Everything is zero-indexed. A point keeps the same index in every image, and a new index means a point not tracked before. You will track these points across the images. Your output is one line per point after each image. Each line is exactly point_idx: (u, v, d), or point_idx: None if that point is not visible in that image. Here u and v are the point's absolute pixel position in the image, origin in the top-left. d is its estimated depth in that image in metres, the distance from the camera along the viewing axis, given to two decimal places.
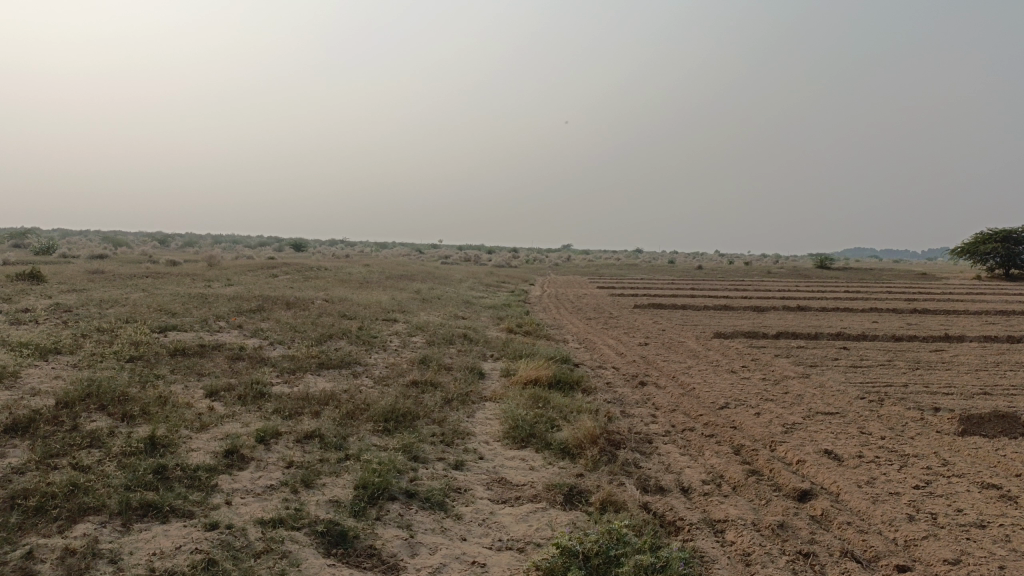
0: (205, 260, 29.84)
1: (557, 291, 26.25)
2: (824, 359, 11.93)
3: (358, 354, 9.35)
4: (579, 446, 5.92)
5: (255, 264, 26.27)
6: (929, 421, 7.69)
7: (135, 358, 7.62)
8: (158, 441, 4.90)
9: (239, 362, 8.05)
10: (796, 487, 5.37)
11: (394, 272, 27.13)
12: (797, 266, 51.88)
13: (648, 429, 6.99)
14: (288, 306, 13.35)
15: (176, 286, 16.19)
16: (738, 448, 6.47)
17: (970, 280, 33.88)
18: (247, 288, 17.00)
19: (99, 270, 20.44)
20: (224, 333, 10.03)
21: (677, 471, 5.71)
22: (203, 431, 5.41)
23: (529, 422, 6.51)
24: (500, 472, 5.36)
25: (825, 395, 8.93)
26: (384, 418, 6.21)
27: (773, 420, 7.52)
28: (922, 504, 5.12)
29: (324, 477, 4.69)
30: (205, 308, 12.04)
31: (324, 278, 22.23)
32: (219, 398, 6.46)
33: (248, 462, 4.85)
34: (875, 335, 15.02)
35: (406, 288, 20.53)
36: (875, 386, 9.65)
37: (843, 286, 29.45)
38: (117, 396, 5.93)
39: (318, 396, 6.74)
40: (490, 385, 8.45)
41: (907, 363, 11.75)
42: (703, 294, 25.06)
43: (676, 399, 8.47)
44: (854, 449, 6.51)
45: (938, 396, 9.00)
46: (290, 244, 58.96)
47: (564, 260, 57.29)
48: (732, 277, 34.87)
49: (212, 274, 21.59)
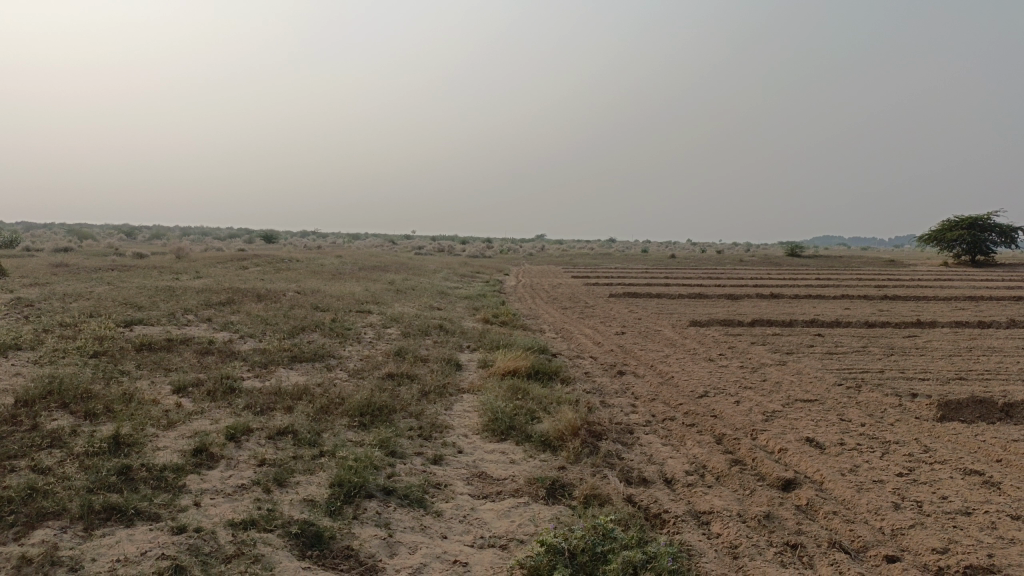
0: (173, 252, 29.33)
1: (532, 280, 26.15)
2: (800, 346, 11.95)
3: (332, 346, 9.15)
4: (560, 438, 5.81)
5: (224, 257, 25.80)
6: (908, 407, 7.69)
7: (99, 353, 7.36)
8: (122, 441, 4.69)
9: (208, 356, 7.82)
10: (780, 476, 5.30)
11: (368, 263, 26.88)
12: (768, 254, 52.32)
13: (629, 420, 6.90)
14: (259, 299, 13.08)
15: (143, 279, 15.81)
16: (720, 437, 6.40)
17: (938, 267, 34.40)
18: (217, 280, 16.65)
19: (63, 263, 19.96)
20: (192, 327, 9.75)
21: (660, 462, 5.61)
22: (170, 429, 5.20)
23: (509, 415, 6.38)
24: (480, 466, 5.22)
25: (803, 382, 8.92)
26: (359, 413, 6.04)
27: (753, 408, 7.47)
28: (907, 491, 5.08)
29: (298, 475, 4.52)
30: (173, 301, 11.73)
31: (296, 269, 21.93)
32: (186, 394, 6.24)
33: (218, 460, 4.66)
34: (848, 322, 15.11)
35: (380, 279, 20.32)
36: (852, 373, 9.65)
37: (814, 274, 29.73)
38: (79, 394, 5.69)
39: (291, 390, 6.54)
40: (467, 376, 8.31)
41: (882, 349, 11.81)
42: (676, 282, 25.10)
43: (656, 388, 8.40)
44: (836, 436, 6.47)
45: (915, 382, 9.03)
46: (261, 237, 58.17)
47: (537, 249, 57.32)
48: (705, 266, 35.03)
49: (180, 266, 21.18)
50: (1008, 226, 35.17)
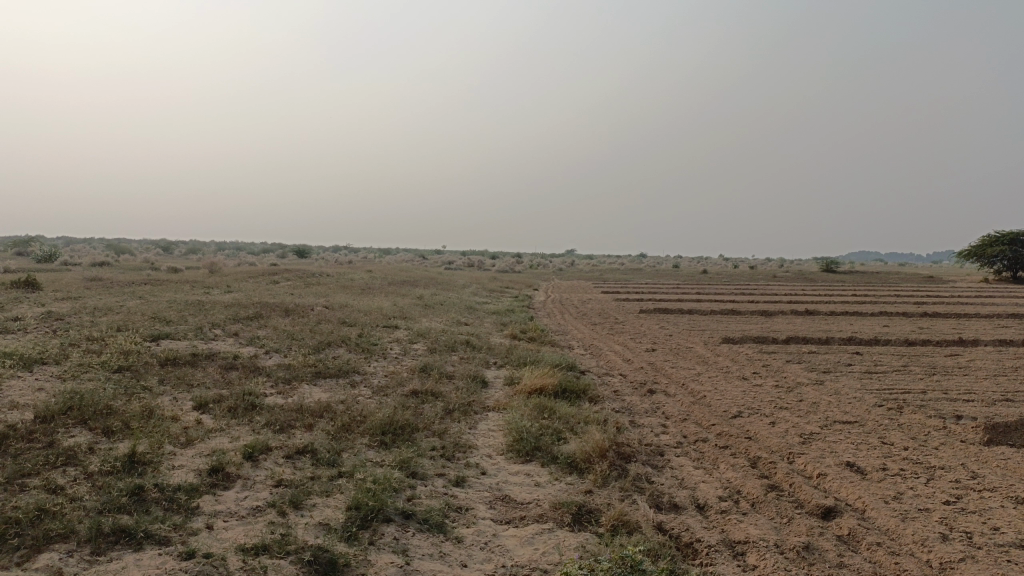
0: (206, 267, 29.74)
1: (561, 296, 25.96)
2: (837, 365, 11.57)
3: (357, 362, 9.04)
4: (587, 460, 5.59)
5: (255, 272, 25.98)
6: (952, 430, 7.35)
7: (123, 368, 7.32)
8: (138, 459, 4.59)
9: (232, 372, 7.74)
10: (820, 504, 5.03)
11: (398, 278, 26.92)
12: (803, 270, 51.45)
13: (659, 441, 6.67)
14: (286, 314, 13.07)
15: (175, 294, 15.93)
16: (755, 461, 6.13)
17: (979, 283, 33.48)
18: (247, 294, 16.74)
19: (99, 278, 20.26)
20: (218, 341, 9.72)
21: (691, 487, 5.37)
22: (188, 447, 5.10)
23: (535, 435, 6.19)
24: (503, 489, 5.03)
25: (841, 402, 8.59)
26: (381, 431, 5.90)
27: (790, 430, 7.18)
28: (955, 521, 4.78)
29: (314, 497, 4.37)
30: (201, 316, 11.74)
31: (327, 284, 21.99)
32: (208, 411, 6.15)
33: (234, 480, 4.54)
34: (887, 340, 14.66)
35: (409, 294, 20.30)
36: (893, 393, 9.29)
37: (850, 291, 29.14)
38: (100, 410, 5.63)
39: (313, 407, 6.42)
40: (493, 394, 8.14)
41: (923, 369, 11.39)
42: (708, 298, 24.72)
43: (687, 408, 8.14)
44: (877, 461, 6.16)
45: (960, 404, 8.65)
46: (293, 253, 58.71)
47: (567, 264, 57.20)
48: (737, 281, 34.52)
49: (212, 280, 21.33)
50: None
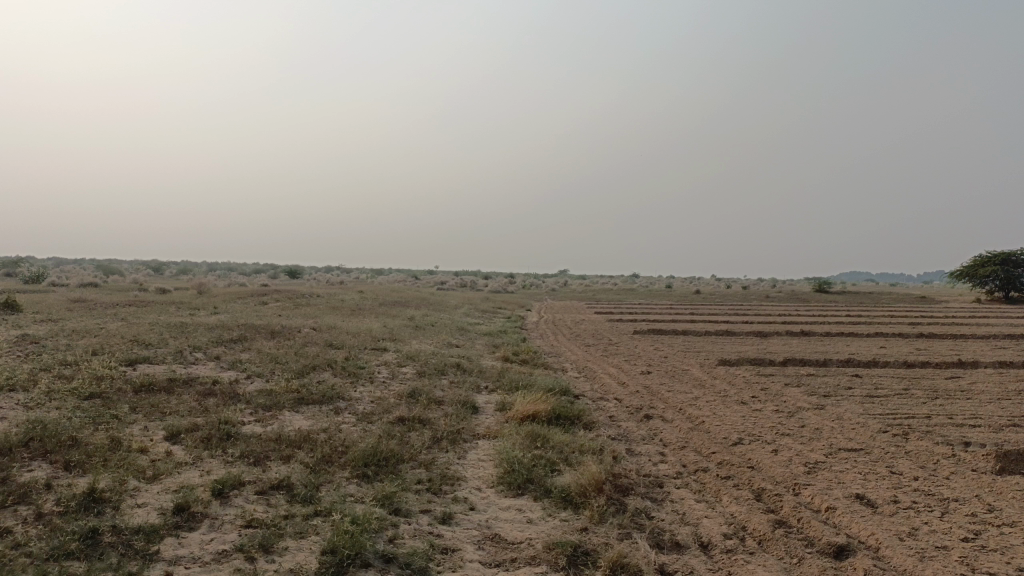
0: (194, 287, 29.35)
1: (553, 316, 25.69)
2: (837, 388, 11.28)
3: (342, 387, 8.69)
4: (583, 494, 5.25)
5: (244, 293, 25.49)
6: (962, 458, 7.04)
7: (95, 395, 6.96)
8: (98, 497, 4.24)
9: (210, 399, 7.38)
10: (831, 542, 4.71)
11: (390, 299, 26.55)
12: (795, 290, 51.37)
13: (658, 471, 6.34)
14: (272, 336, 12.71)
15: (158, 315, 15.50)
16: (759, 493, 5.81)
17: (972, 303, 33.40)
18: (233, 316, 16.31)
19: (82, 299, 19.81)
20: (199, 366, 9.35)
21: (694, 523, 5.04)
22: (154, 482, 4.75)
23: (527, 466, 5.85)
24: (493, 527, 4.69)
25: (845, 428, 8.28)
26: (364, 462, 5.55)
27: (793, 458, 6.86)
28: (977, 561, 4.45)
29: (287, 539, 4.03)
30: (182, 338, 11.36)
31: (316, 305, 21.64)
32: (179, 442, 5.79)
33: (201, 521, 4.20)
34: (886, 361, 14.40)
35: (400, 315, 19.95)
36: (897, 418, 8.97)
37: (843, 311, 28.93)
38: (63, 440, 5.27)
39: (293, 437, 6.07)
40: (483, 420, 7.80)
41: (925, 392, 11.11)
42: (703, 319, 24.44)
43: (686, 434, 7.82)
44: (888, 493, 5.84)
45: (967, 430, 8.35)
46: (285, 273, 58.35)
47: (560, 285, 57.02)
48: (730, 302, 34.30)
49: (199, 301, 20.98)
50: None
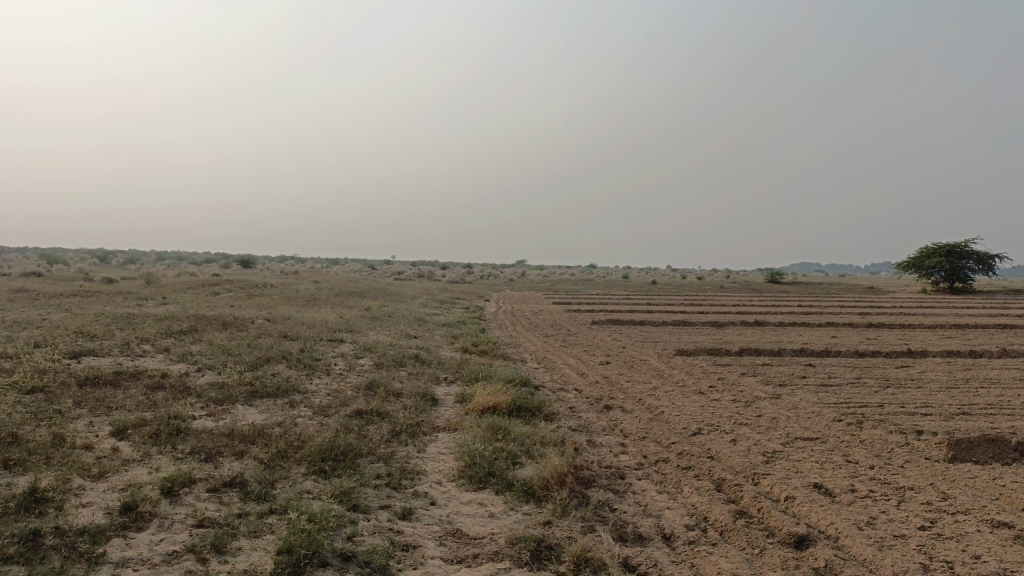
0: (143, 276, 28.57)
1: (511, 307, 25.65)
2: (793, 378, 11.42)
3: (298, 380, 8.49)
4: (545, 487, 5.19)
5: (195, 282, 24.86)
6: (915, 446, 7.17)
7: (36, 389, 6.66)
8: (39, 497, 4.03)
9: (159, 392, 7.13)
10: (792, 532, 4.73)
11: (346, 289, 26.18)
12: (748, 281, 52.16)
13: (619, 463, 6.31)
14: (224, 327, 12.39)
15: (104, 306, 15.00)
16: (720, 483, 5.82)
17: (919, 294, 34.29)
18: (184, 307, 15.88)
19: (24, 289, 19.09)
20: (147, 358, 9.04)
21: (656, 515, 5.01)
22: (100, 480, 4.54)
23: (488, 459, 5.76)
24: (455, 523, 4.59)
25: (801, 418, 8.38)
26: (321, 457, 5.41)
27: (752, 448, 6.90)
28: (934, 549, 4.51)
29: (241, 539, 3.88)
30: (130, 330, 10.99)
31: (270, 295, 21.22)
32: (126, 438, 5.56)
33: (150, 521, 4.02)
34: (838, 351, 14.65)
35: (357, 306, 19.68)
36: (851, 408, 9.11)
37: (796, 301, 29.43)
38: (2, 437, 5.01)
39: (247, 432, 5.88)
40: (443, 412, 7.70)
41: (877, 381, 11.32)
42: (660, 309, 24.62)
43: (645, 425, 7.82)
44: (845, 482, 5.90)
45: (919, 418, 8.51)
46: (238, 262, 57.07)
47: (517, 275, 57.02)
48: (686, 292, 34.63)
49: (148, 291, 20.39)
50: (985, 253, 35.12)
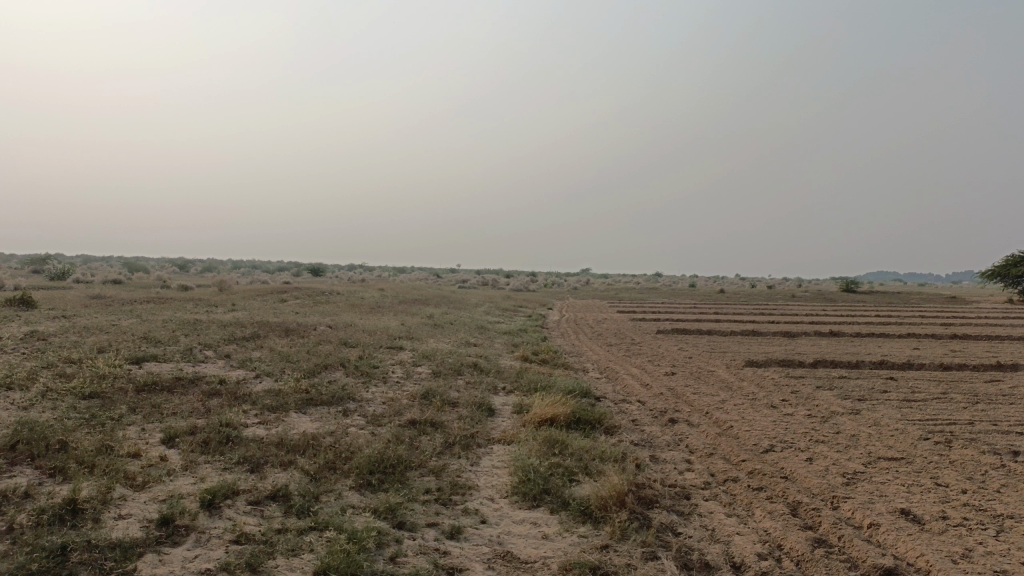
0: (213, 284, 29.28)
1: (575, 314, 25.30)
2: (872, 392, 10.75)
3: (354, 387, 8.36)
4: (603, 508, 4.85)
5: (265, 290, 25.42)
6: (1012, 469, 6.54)
7: (94, 395, 6.68)
8: (79, 507, 3.92)
9: (215, 399, 7.08)
10: (878, 565, 4.28)
11: (410, 297, 26.24)
12: (819, 290, 50.33)
13: (684, 481, 5.92)
14: (285, 333, 12.44)
15: (174, 312, 15.33)
16: (795, 506, 5.37)
17: (1007, 304, 32.39)
18: (251, 314, 16.11)
19: (101, 295, 19.71)
20: (207, 364, 9.07)
21: (724, 541, 4.62)
22: (143, 490, 4.42)
23: (543, 475, 5.46)
24: (505, 544, 4.31)
25: (883, 435, 7.79)
26: (370, 469, 5.21)
27: (830, 468, 6.40)
28: None
29: (278, 558, 3.68)
30: (193, 336, 11.10)
31: (335, 302, 21.48)
32: (176, 446, 5.47)
33: (188, 535, 3.87)
34: (921, 363, 13.79)
35: (420, 313, 19.65)
36: (938, 425, 8.44)
37: (873, 311, 28.08)
38: (51, 444, 4.97)
39: (297, 441, 5.73)
40: (500, 424, 7.43)
41: (966, 396, 10.53)
42: (728, 319, 23.83)
43: (713, 440, 7.38)
44: (936, 508, 5.36)
45: (1015, 438, 7.82)
46: (309, 271, 58.11)
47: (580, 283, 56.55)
48: (756, 301, 33.54)
49: (218, 298, 20.80)
50: None
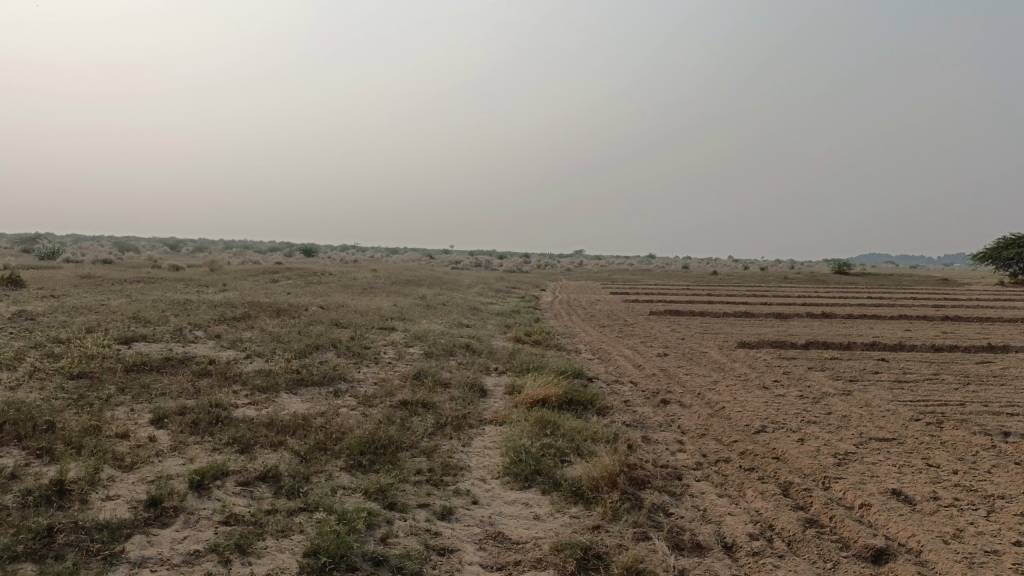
0: (204, 264, 29.10)
1: (568, 295, 25.27)
2: (864, 373, 10.78)
3: (345, 368, 8.32)
4: (595, 488, 4.84)
5: (257, 271, 25.29)
6: (1002, 450, 6.56)
7: (82, 375, 6.62)
8: (65, 488, 3.88)
9: (204, 380, 7.02)
10: (869, 545, 4.28)
11: (403, 277, 26.15)
12: (812, 272, 50.41)
13: (676, 462, 5.91)
14: (277, 314, 12.37)
15: (164, 292, 15.22)
16: (787, 487, 5.37)
17: (998, 285, 32.52)
18: (242, 294, 16.02)
19: (91, 275, 19.54)
20: (197, 345, 9.01)
21: (716, 521, 4.61)
22: (131, 471, 4.38)
23: (535, 456, 5.44)
24: (496, 524, 4.29)
25: (874, 416, 7.81)
26: (360, 450, 5.18)
27: (821, 448, 6.41)
28: None
29: (267, 538, 3.65)
30: (184, 316, 11.02)
31: (327, 283, 21.38)
32: (165, 427, 5.43)
33: (177, 516, 3.83)
34: (912, 345, 13.83)
35: (412, 294, 19.58)
36: (929, 406, 8.47)
37: (865, 292, 28.16)
38: (38, 424, 4.91)
39: (288, 422, 5.69)
40: (492, 404, 7.40)
41: (957, 377, 10.57)
42: (721, 300, 23.86)
43: (705, 421, 7.38)
44: (927, 489, 5.38)
45: (1005, 419, 7.84)
46: (301, 251, 57.87)
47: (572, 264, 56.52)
48: (748, 283, 33.60)
49: (209, 279, 20.67)
50: None
